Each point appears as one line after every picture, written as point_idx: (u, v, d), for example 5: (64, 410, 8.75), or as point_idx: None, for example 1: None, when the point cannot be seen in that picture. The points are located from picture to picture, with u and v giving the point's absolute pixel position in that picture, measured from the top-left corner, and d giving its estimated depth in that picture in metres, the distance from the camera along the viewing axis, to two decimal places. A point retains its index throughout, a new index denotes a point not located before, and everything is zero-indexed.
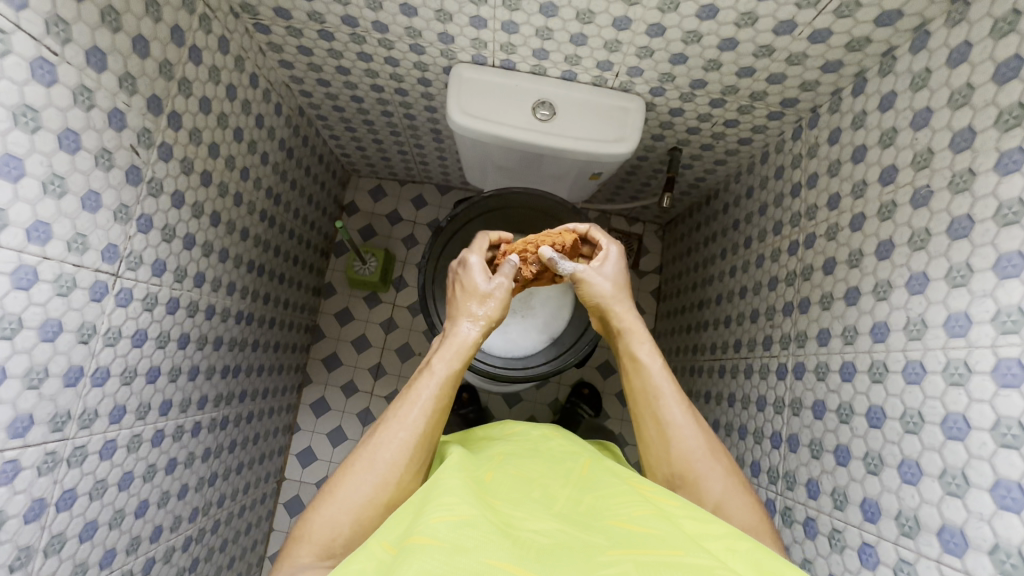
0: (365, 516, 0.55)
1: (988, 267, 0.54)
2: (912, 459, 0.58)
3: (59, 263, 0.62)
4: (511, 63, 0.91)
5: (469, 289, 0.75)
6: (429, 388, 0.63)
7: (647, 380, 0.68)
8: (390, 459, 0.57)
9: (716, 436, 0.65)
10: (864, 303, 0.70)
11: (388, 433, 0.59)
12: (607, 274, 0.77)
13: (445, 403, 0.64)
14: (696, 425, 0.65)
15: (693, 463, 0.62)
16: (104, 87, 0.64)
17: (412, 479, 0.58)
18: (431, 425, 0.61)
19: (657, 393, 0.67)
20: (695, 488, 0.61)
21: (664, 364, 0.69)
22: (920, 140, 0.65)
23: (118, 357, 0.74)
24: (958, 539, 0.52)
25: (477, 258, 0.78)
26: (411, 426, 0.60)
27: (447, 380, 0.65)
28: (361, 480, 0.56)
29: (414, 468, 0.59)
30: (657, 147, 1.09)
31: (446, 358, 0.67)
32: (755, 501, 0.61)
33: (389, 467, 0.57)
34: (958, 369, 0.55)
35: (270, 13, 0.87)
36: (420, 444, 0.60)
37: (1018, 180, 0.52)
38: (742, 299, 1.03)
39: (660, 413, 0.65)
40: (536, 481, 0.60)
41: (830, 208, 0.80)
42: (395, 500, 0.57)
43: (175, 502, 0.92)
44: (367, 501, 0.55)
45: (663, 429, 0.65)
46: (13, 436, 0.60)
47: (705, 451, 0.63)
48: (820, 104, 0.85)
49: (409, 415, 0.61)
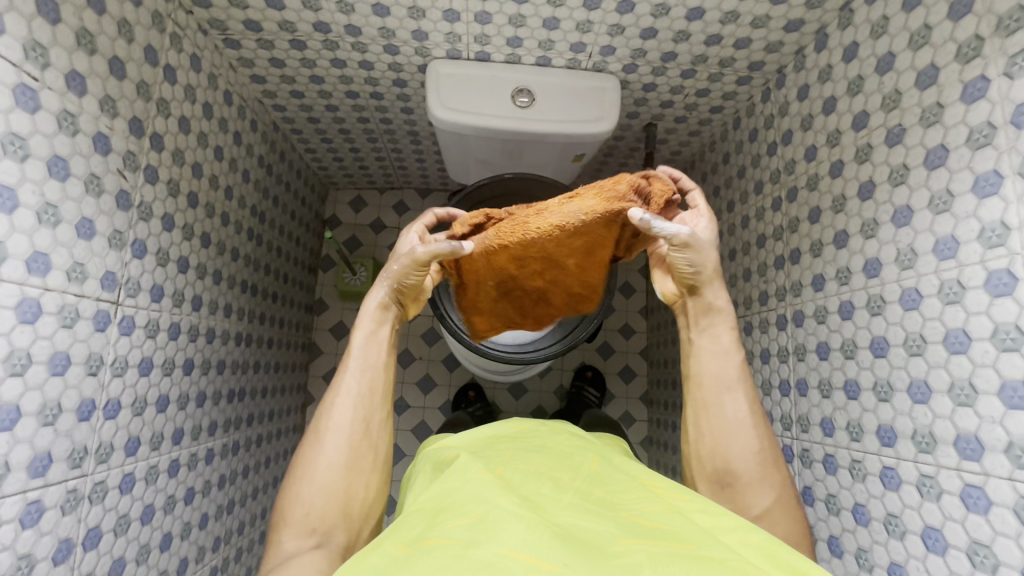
0: (331, 484, 0.60)
1: (967, 190, 0.57)
2: (921, 379, 0.61)
3: (60, 294, 0.60)
4: (485, 54, 0.93)
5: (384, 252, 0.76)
6: (356, 352, 0.67)
7: (721, 370, 0.70)
8: (338, 426, 0.63)
9: (777, 446, 0.68)
10: (853, 245, 0.74)
11: (328, 404, 0.64)
12: (709, 242, 0.70)
13: (376, 358, 0.68)
14: (760, 429, 0.67)
15: (748, 466, 0.65)
16: (86, 111, 0.63)
17: (365, 435, 0.64)
18: (367, 382, 0.66)
19: (729, 385, 0.69)
20: (746, 490, 0.64)
21: (743, 360, 0.70)
22: (887, 84, 0.69)
23: (127, 388, 0.72)
24: (974, 445, 0.55)
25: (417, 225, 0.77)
26: (349, 390, 0.65)
27: (371, 337, 0.69)
28: (319, 454, 0.61)
29: (363, 425, 0.64)
30: (633, 126, 1.13)
31: (365, 317, 0.69)
32: (798, 515, 0.64)
33: (340, 431, 0.63)
34: (952, 289, 0.58)
35: (240, 27, 0.86)
36: (362, 401, 0.65)
37: (985, 106, 0.56)
38: (731, 261, 1.08)
39: (726, 406, 0.68)
40: (546, 474, 0.59)
41: (808, 160, 0.84)
42: (354, 458, 0.62)
43: (197, 532, 0.90)
44: (328, 470, 0.60)
45: (727, 422, 0.67)
46: (33, 475, 0.58)
47: (764, 457, 0.66)
48: (785, 64, 0.90)
49: (343, 382, 0.65)
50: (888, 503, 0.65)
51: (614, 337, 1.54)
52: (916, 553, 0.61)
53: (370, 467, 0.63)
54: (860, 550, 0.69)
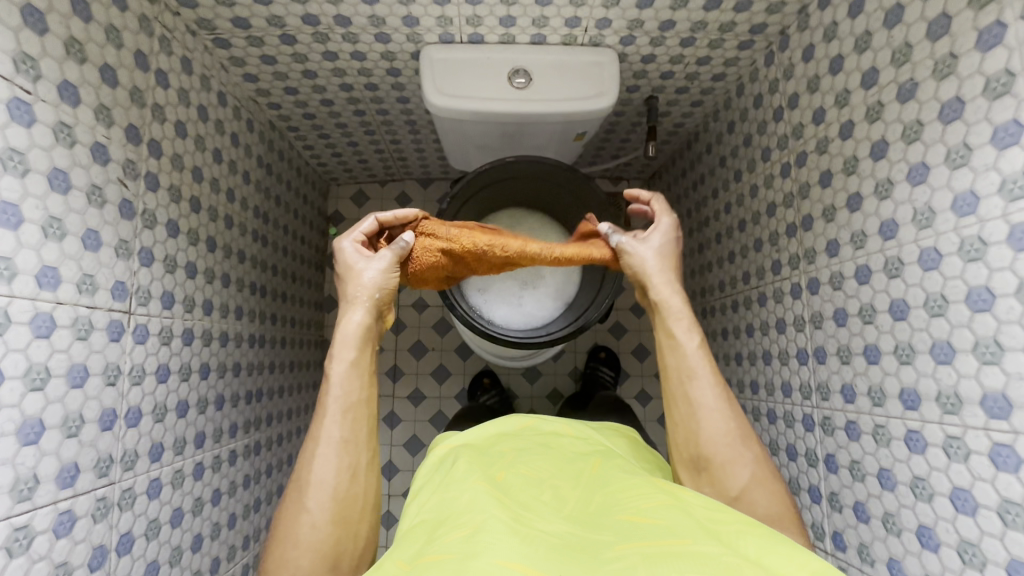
0: (315, 541, 0.61)
1: (985, 142, 0.56)
2: (944, 340, 0.60)
3: (73, 306, 0.60)
4: (479, 36, 0.91)
5: (343, 276, 0.72)
6: (333, 398, 0.67)
7: (681, 359, 0.69)
8: (320, 482, 0.63)
9: (749, 424, 0.68)
10: (868, 207, 0.72)
11: (309, 457, 0.65)
12: (650, 246, 0.74)
13: (356, 402, 0.68)
14: (727, 409, 0.67)
15: (720, 447, 0.65)
16: (82, 121, 0.62)
17: (349, 485, 0.65)
18: (346, 429, 0.66)
19: (691, 373, 0.68)
20: (721, 471, 0.64)
21: (701, 345, 0.70)
22: (896, 38, 0.67)
23: (147, 396, 0.73)
24: (1002, 404, 0.54)
25: (353, 240, 0.73)
26: (328, 441, 0.65)
27: (348, 379, 0.67)
28: (302, 511, 0.62)
29: (346, 474, 0.65)
30: (633, 100, 1.11)
31: (340, 359, 0.68)
32: (780, 492, 0.64)
33: (322, 486, 0.63)
34: (973, 246, 0.57)
35: (228, 25, 0.85)
36: (343, 450, 0.65)
37: (1002, 53, 0.54)
38: (741, 232, 1.06)
39: (692, 394, 0.68)
40: (547, 481, 0.61)
41: (816, 123, 0.82)
42: (338, 511, 0.63)
43: (227, 532, 0.92)
44: (312, 528, 0.62)
45: (693, 408, 0.67)
46: (63, 486, 0.59)
47: (735, 436, 0.66)
48: (788, 25, 0.87)
49: (322, 432, 0.65)
50: (914, 467, 0.64)
51: (625, 316, 1.54)
52: (945, 515, 0.60)
53: (359, 515, 0.65)
54: (886, 515, 0.69)
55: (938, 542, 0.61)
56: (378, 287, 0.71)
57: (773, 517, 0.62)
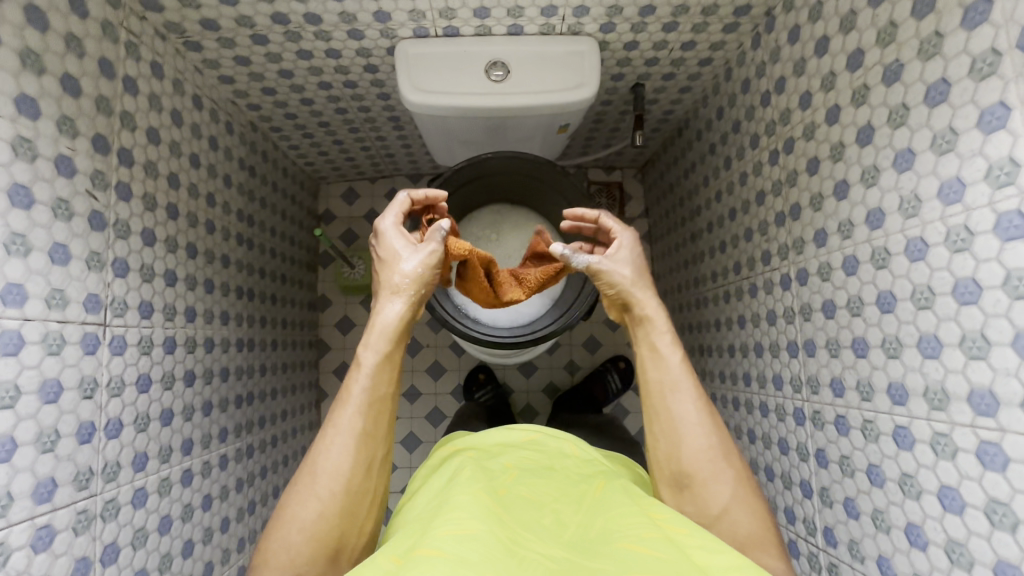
0: (319, 531, 0.58)
1: (972, 127, 0.53)
2: (931, 333, 0.58)
3: (42, 322, 0.60)
4: (454, 29, 0.88)
5: (386, 255, 0.68)
6: (360, 386, 0.62)
7: (664, 373, 0.68)
8: (334, 470, 0.60)
9: (731, 437, 0.67)
10: (855, 195, 0.69)
11: (325, 441, 0.61)
12: (623, 260, 0.71)
13: (381, 395, 0.64)
14: (709, 423, 0.65)
15: (702, 464, 0.64)
16: (43, 134, 0.62)
17: (363, 480, 0.61)
18: (368, 422, 0.62)
19: (673, 387, 0.67)
20: (702, 489, 0.63)
21: (683, 358, 0.68)
22: (881, 17, 0.63)
23: (127, 407, 0.73)
24: (989, 400, 0.52)
25: (394, 221, 0.70)
26: (347, 430, 0.61)
27: (378, 370, 0.64)
28: (310, 497, 0.59)
29: (363, 467, 0.61)
30: (619, 88, 1.08)
31: (372, 347, 0.64)
32: (762, 509, 0.63)
33: (336, 475, 0.60)
34: (959, 236, 0.54)
35: (197, 27, 0.83)
36: (363, 442, 0.62)
37: (988, 31, 0.51)
38: (732, 221, 1.04)
39: (674, 408, 0.66)
40: (548, 503, 0.60)
41: (803, 108, 0.79)
42: (349, 504, 0.60)
43: (219, 536, 0.93)
44: (318, 516, 0.58)
45: (675, 423, 0.66)
46: (39, 502, 0.59)
47: (717, 451, 0.64)
48: (774, 6, 0.84)
49: (345, 419, 0.61)
50: (902, 463, 0.62)
51: None
52: (933, 513, 0.59)
53: (366, 511, 0.62)
54: (875, 512, 0.67)
55: (926, 541, 0.60)
56: (421, 278, 0.67)
57: (754, 537, 0.61)
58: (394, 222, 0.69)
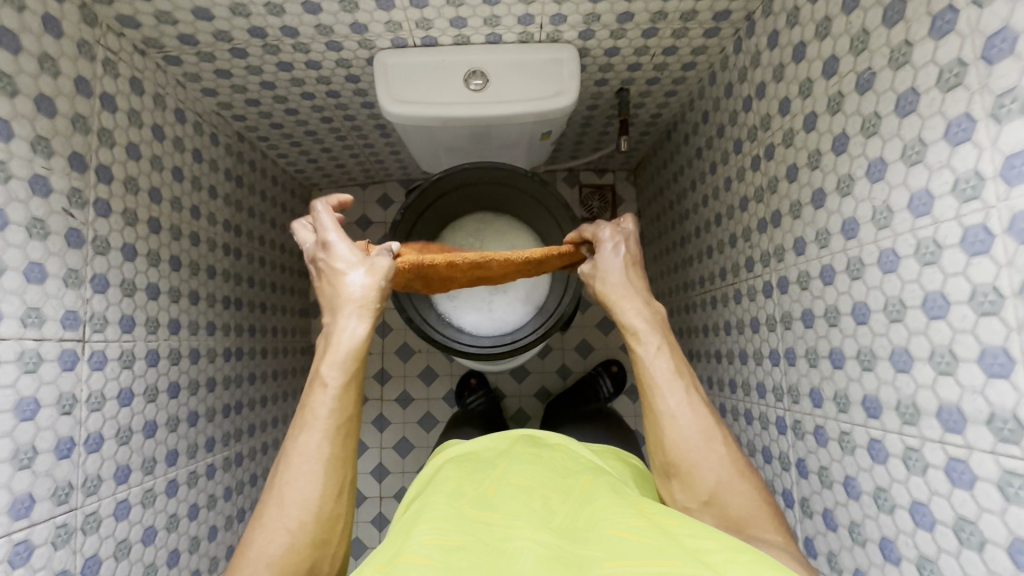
0: (289, 563, 0.57)
1: (939, 138, 0.52)
2: (902, 347, 0.57)
3: (16, 341, 0.61)
4: (432, 39, 0.88)
5: (338, 266, 0.63)
6: (323, 412, 0.61)
7: (643, 369, 0.67)
8: (302, 501, 0.59)
9: (721, 423, 0.66)
10: (831, 204, 0.68)
11: (291, 471, 0.59)
12: (606, 268, 0.72)
13: (346, 418, 0.62)
14: (692, 413, 0.65)
15: (687, 453, 0.63)
16: (16, 155, 0.62)
17: (334, 505, 0.61)
18: (334, 448, 0.61)
19: (652, 381, 0.67)
20: (688, 476, 0.63)
21: (664, 351, 0.67)
22: (854, 24, 0.62)
23: (108, 421, 0.74)
24: (957, 417, 0.51)
25: (339, 235, 0.64)
26: (313, 458, 0.60)
27: (342, 394, 0.62)
28: (276, 530, 0.58)
29: (332, 493, 0.60)
30: (603, 93, 1.08)
31: (333, 370, 0.61)
32: (755, 490, 0.62)
33: (304, 504, 0.59)
34: (928, 249, 0.53)
35: (175, 42, 0.84)
36: (330, 468, 0.60)
37: (955, 41, 0.50)
38: (718, 226, 1.03)
39: (655, 403, 0.66)
40: (536, 490, 0.60)
41: (782, 114, 0.78)
42: (320, 532, 0.59)
43: (207, 544, 0.95)
44: (287, 549, 0.57)
45: (658, 416, 0.66)
46: (16, 518, 0.60)
47: (701, 440, 0.64)
48: (753, 10, 0.83)
49: (310, 447, 0.60)
50: (876, 477, 0.62)
51: None
52: (905, 528, 0.58)
53: (337, 535, 0.61)
54: (852, 524, 0.66)
55: (899, 556, 0.59)
56: (378, 296, 0.63)
57: (744, 518, 0.61)
58: (339, 235, 0.64)
